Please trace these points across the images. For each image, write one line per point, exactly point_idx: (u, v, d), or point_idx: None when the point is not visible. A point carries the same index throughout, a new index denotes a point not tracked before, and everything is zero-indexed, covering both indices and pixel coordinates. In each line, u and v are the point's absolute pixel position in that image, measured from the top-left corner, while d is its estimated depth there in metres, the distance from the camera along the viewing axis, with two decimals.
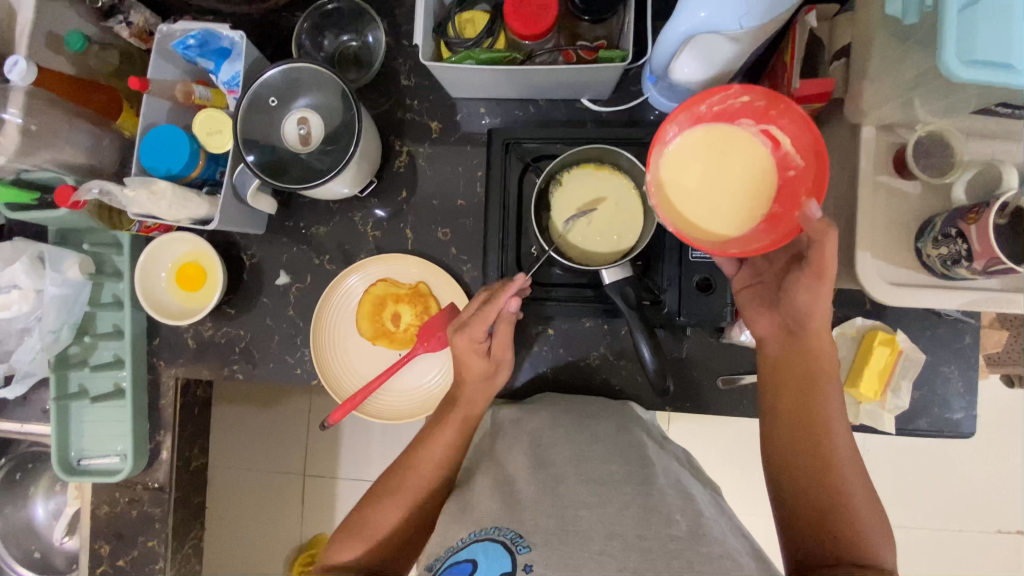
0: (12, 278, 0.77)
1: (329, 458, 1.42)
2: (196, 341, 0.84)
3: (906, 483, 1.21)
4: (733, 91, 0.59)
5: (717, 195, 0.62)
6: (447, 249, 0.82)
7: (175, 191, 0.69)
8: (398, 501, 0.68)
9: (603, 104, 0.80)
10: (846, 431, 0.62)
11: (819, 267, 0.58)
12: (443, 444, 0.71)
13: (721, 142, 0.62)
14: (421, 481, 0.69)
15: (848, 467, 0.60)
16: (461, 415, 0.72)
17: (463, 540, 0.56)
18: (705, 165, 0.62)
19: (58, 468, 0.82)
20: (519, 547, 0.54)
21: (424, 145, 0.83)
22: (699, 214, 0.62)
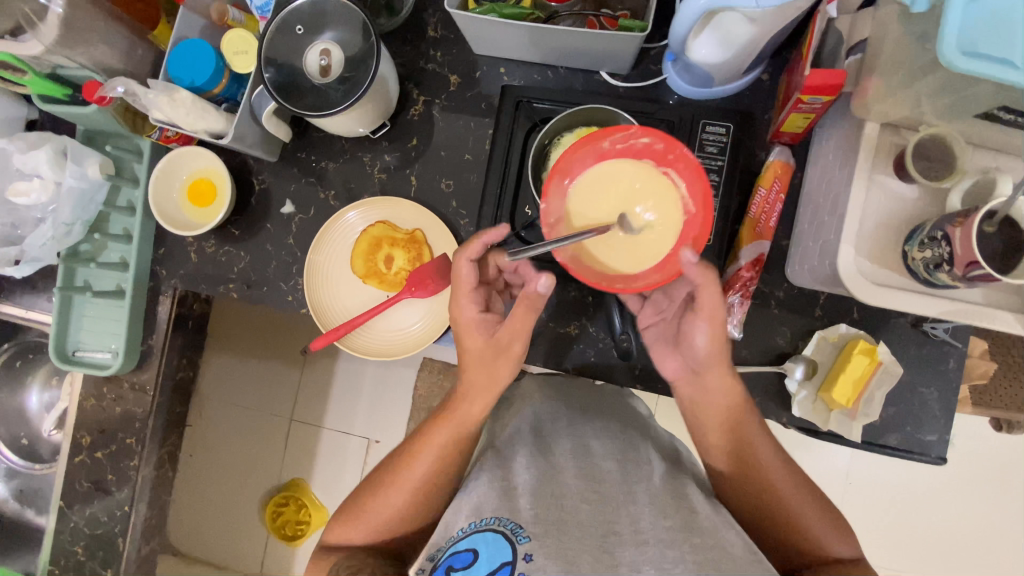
0: (35, 166, 0.81)
1: (318, 405, 1.45)
2: (198, 255, 0.87)
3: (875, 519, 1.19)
4: (633, 132, 0.61)
5: (615, 233, 0.64)
6: (448, 201, 0.84)
7: (194, 102, 0.72)
8: (388, 502, 0.69)
9: (621, 79, 0.80)
10: (778, 457, 0.65)
11: (711, 313, 0.60)
12: (433, 449, 0.68)
13: (625, 179, 0.64)
14: (416, 483, 0.68)
15: (796, 490, 0.64)
16: (455, 421, 0.68)
17: (463, 530, 0.61)
18: (606, 203, 0.64)
19: (54, 354, 0.86)
20: (519, 537, 0.58)
21: (441, 97, 0.84)
22: (597, 249, 0.64)
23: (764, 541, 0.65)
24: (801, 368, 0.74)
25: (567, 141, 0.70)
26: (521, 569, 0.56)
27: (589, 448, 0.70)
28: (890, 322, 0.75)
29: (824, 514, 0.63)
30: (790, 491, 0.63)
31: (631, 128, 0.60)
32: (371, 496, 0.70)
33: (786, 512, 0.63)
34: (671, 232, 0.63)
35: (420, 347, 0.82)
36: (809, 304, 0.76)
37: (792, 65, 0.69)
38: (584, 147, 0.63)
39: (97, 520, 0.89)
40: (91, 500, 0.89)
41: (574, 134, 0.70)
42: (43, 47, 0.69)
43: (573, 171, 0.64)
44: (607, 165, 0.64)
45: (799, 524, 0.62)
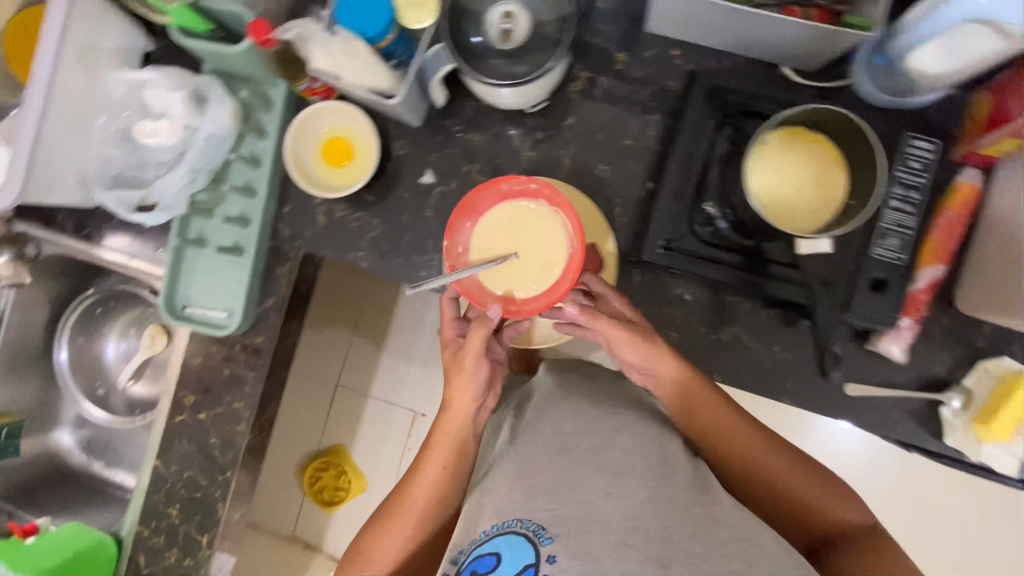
0: (166, 106, 0.74)
1: (363, 373, 1.41)
2: (325, 219, 0.82)
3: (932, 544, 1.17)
4: (523, 180, 0.73)
5: (516, 264, 0.75)
6: (602, 187, 0.79)
7: (368, 55, 0.65)
8: (398, 536, 0.73)
9: (803, 76, 0.76)
10: (756, 432, 0.70)
11: (629, 325, 0.70)
12: (433, 475, 0.74)
13: (523, 219, 0.75)
14: (418, 508, 0.73)
15: (781, 462, 0.68)
16: (449, 440, 0.74)
17: (487, 532, 0.61)
18: (500, 240, 0.75)
19: (164, 309, 0.81)
20: (542, 539, 0.57)
21: (605, 74, 0.78)
22: (501, 277, 0.75)
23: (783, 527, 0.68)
24: (959, 399, 0.73)
25: (768, 140, 0.65)
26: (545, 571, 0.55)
27: (612, 442, 0.67)
28: None
29: (827, 490, 0.67)
30: (784, 467, 0.68)
31: (521, 177, 0.72)
32: (377, 537, 0.74)
33: (791, 488, 0.67)
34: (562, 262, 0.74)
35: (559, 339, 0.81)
36: (970, 334, 0.75)
37: (1009, 85, 0.66)
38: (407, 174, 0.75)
39: (197, 483, 0.86)
40: (191, 462, 0.86)
41: (777, 136, 0.65)
42: None
43: (477, 208, 0.75)
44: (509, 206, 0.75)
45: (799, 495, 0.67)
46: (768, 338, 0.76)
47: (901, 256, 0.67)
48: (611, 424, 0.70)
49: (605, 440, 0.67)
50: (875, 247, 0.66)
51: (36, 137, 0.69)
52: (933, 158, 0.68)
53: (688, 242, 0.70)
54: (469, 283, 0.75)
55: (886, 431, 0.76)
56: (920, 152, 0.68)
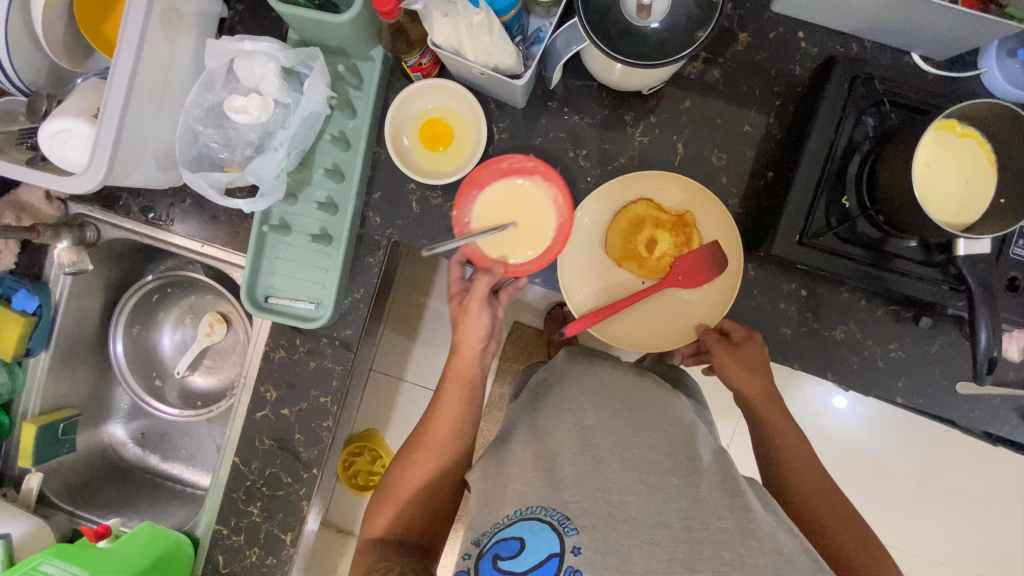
0: (258, 79, 0.67)
1: (401, 357, 1.35)
2: (421, 205, 0.77)
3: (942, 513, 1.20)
4: (522, 157, 0.73)
5: (514, 232, 0.75)
6: (716, 177, 0.76)
7: (500, 33, 0.60)
8: (413, 478, 0.69)
9: (932, 64, 0.73)
10: (810, 452, 0.66)
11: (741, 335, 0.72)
12: (455, 404, 0.72)
13: (526, 195, 0.75)
14: (443, 439, 0.71)
15: (827, 495, 0.62)
16: (464, 373, 0.74)
17: (508, 517, 0.57)
18: (499, 211, 0.75)
19: (248, 301, 0.75)
20: (567, 529, 0.54)
21: (723, 56, 0.74)
22: (498, 246, 0.75)
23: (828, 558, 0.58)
24: None
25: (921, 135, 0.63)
26: (569, 563, 0.52)
27: (634, 439, 0.62)
28: None
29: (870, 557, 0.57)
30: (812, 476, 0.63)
31: (521, 154, 0.72)
32: (403, 467, 0.70)
33: (826, 524, 0.60)
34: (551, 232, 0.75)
35: (679, 343, 0.75)
36: None
37: None
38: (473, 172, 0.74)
39: (279, 481, 0.82)
40: (272, 459, 0.81)
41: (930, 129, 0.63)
42: None
43: (483, 183, 0.74)
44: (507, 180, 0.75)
45: (843, 540, 0.58)
46: (883, 335, 0.75)
47: None
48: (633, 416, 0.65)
49: (627, 435, 0.62)
50: (1016, 247, 0.65)
51: (122, 113, 0.62)
52: None
53: (825, 238, 0.67)
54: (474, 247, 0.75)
55: (994, 428, 0.75)
56: None
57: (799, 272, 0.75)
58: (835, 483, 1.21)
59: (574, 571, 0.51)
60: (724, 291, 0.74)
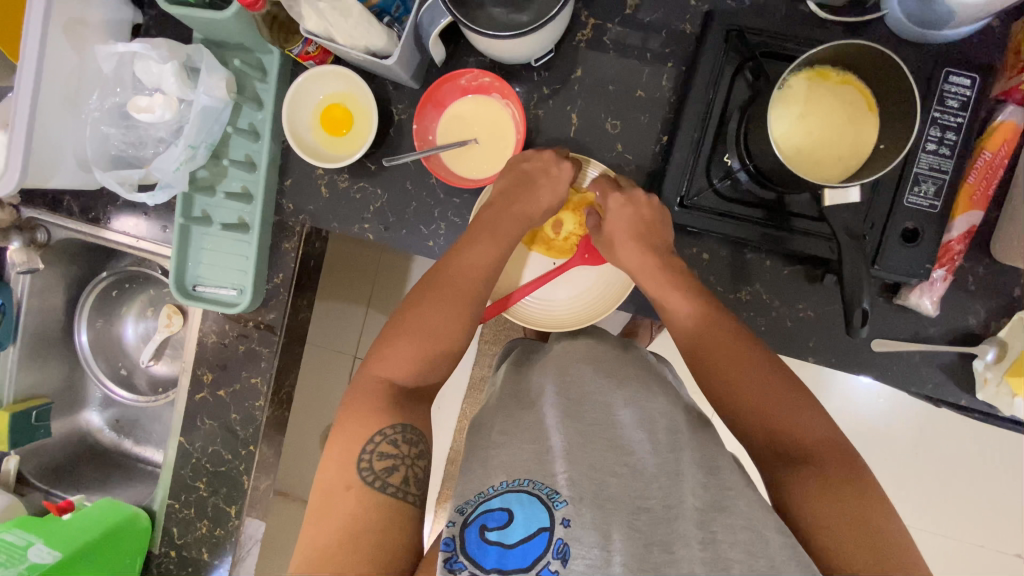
0: (158, 79, 0.71)
1: None
2: (329, 190, 0.80)
3: (906, 475, 1.23)
4: (474, 72, 0.71)
5: (473, 150, 0.74)
6: (612, 145, 0.76)
7: (363, 14, 0.62)
8: (431, 333, 0.63)
9: (830, 12, 0.70)
10: (782, 389, 0.56)
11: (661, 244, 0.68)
12: (494, 255, 0.68)
13: (482, 113, 0.73)
14: (472, 288, 0.66)
15: (793, 407, 0.55)
16: (510, 232, 0.69)
17: (494, 488, 0.52)
18: (458, 130, 0.74)
19: (175, 289, 0.80)
20: (555, 501, 0.51)
21: (614, 21, 0.74)
22: (460, 162, 0.74)
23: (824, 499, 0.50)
24: (994, 351, 0.69)
25: (794, 83, 0.60)
26: (559, 535, 0.49)
27: (617, 417, 0.59)
28: None
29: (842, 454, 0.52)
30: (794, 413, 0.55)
31: (473, 70, 0.70)
32: (427, 306, 0.64)
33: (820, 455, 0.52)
34: (509, 147, 0.73)
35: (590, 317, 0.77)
36: (1009, 284, 0.71)
37: None
38: (430, 100, 0.72)
39: (221, 457, 0.87)
40: (214, 437, 0.87)
41: (803, 78, 0.60)
42: None
43: (442, 100, 0.73)
44: (466, 99, 0.73)
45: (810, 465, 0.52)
46: (791, 294, 0.73)
47: (936, 202, 0.63)
48: (620, 388, 0.63)
49: (609, 410, 0.60)
50: (908, 196, 0.62)
51: (30, 117, 0.67)
52: (971, 95, 0.62)
53: (705, 199, 0.67)
54: (437, 164, 0.74)
55: (915, 387, 0.73)
56: (956, 89, 0.62)
57: (702, 236, 0.74)
58: None
59: (563, 544, 0.48)
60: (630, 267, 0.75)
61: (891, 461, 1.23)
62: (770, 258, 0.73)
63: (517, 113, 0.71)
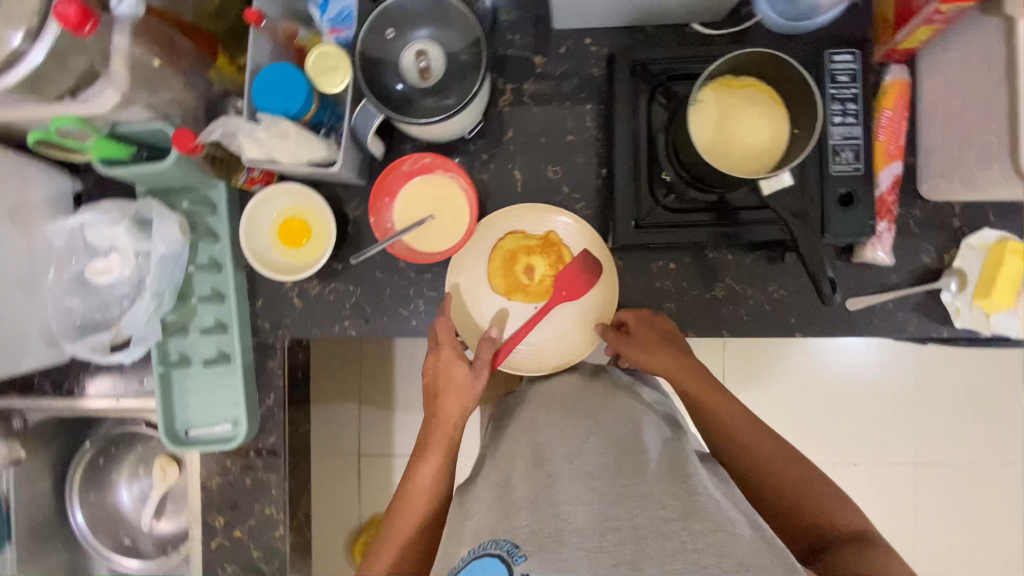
0: (113, 239, 0.73)
1: (387, 434, 1.34)
2: (302, 299, 0.81)
3: (913, 419, 1.25)
4: (413, 156, 0.75)
5: (432, 225, 0.76)
6: (559, 189, 0.80)
7: (300, 132, 0.65)
8: (396, 546, 0.66)
9: (714, 28, 0.78)
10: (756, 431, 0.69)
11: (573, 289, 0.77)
12: (434, 468, 0.70)
13: (431, 189, 0.76)
14: (424, 487, 0.69)
15: (761, 445, 0.68)
16: (442, 440, 0.71)
17: (462, 558, 0.49)
18: (413, 209, 0.76)
19: (167, 439, 0.78)
20: (516, 557, 0.47)
21: (528, 81, 0.80)
22: (421, 239, 0.76)
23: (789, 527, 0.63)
24: (955, 281, 0.75)
25: (704, 97, 0.66)
26: None
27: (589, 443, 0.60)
28: None
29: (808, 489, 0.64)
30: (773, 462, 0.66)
31: (413, 155, 0.74)
32: (403, 482, 0.70)
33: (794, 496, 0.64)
34: (466, 213, 0.75)
35: (582, 350, 0.78)
36: (946, 217, 0.76)
37: None
38: (379, 191, 0.75)
39: None
40: None
41: (710, 91, 0.66)
42: (120, 95, 0.62)
43: (393, 189, 0.76)
44: (412, 181, 0.76)
45: (787, 485, 0.65)
46: (760, 279, 0.77)
47: (858, 165, 0.69)
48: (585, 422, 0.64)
49: (578, 443, 0.60)
50: (832, 166, 0.68)
51: None
52: (857, 67, 0.69)
53: (656, 216, 0.71)
54: (401, 247, 0.76)
55: (898, 333, 0.77)
56: (844, 65, 0.69)
57: (665, 249, 0.78)
58: (842, 411, 1.27)
59: None
60: (608, 294, 0.78)
61: (893, 408, 1.26)
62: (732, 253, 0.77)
63: (464, 181, 0.75)
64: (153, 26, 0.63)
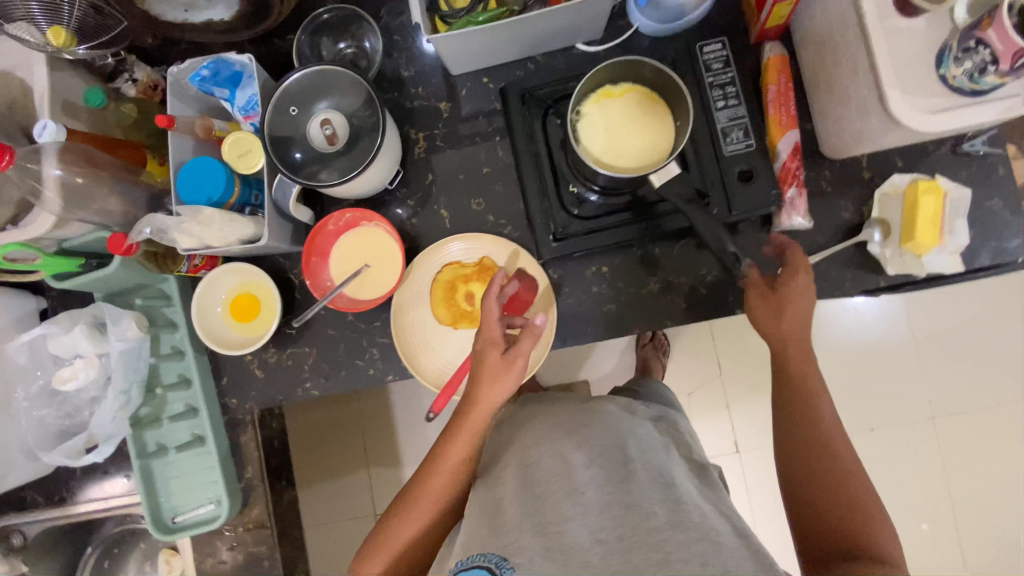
0: (74, 347, 0.77)
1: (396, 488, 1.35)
2: (262, 369, 0.84)
3: (926, 365, 1.37)
4: (337, 214, 0.79)
5: (368, 274, 0.80)
6: (485, 218, 0.84)
7: (222, 215, 0.70)
8: (417, 520, 0.69)
9: (597, 44, 0.83)
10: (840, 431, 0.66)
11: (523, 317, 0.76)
12: (456, 459, 0.69)
13: (360, 241, 0.80)
14: (446, 480, 0.69)
15: (837, 447, 0.65)
16: (473, 431, 0.68)
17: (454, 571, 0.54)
18: (346, 263, 0.80)
19: (154, 529, 0.80)
20: (505, 569, 0.52)
21: (438, 126, 0.85)
22: (361, 290, 0.80)
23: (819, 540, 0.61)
24: (878, 230, 0.76)
25: (588, 110, 0.71)
26: None
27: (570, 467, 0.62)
28: (932, 156, 0.78)
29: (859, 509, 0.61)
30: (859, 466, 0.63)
31: (339, 213, 0.79)
32: (429, 474, 0.70)
33: (850, 511, 0.61)
34: (397, 256, 0.79)
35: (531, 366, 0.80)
36: (856, 172, 0.78)
37: None
38: (311, 251, 0.79)
39: None
40: None
41: (592, 103, 0.71)
42: (55, 216, 0.68)
43: (325, 249, 0.80)
44: (343, 237, 0.80)
45: (848, 500, 0.62)
46: (691, 264, 0.79)
47: (749, 142, 0.73)
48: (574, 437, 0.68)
49: (562, 460, 0.64)
50: (725, 147, 0.72)
51: None
52: (728, 53, 0.74)
53: (574, 227, 0.75)
54: (343, 301, 0.79)
55: (836, 292, 0.78)
56: (715, 53, 0.74)
57: (596, 255, 0.80)
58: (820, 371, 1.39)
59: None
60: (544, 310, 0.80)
61: (888, 360, 1.38)
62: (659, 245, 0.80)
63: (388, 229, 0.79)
64: (74, 148, 0.69)
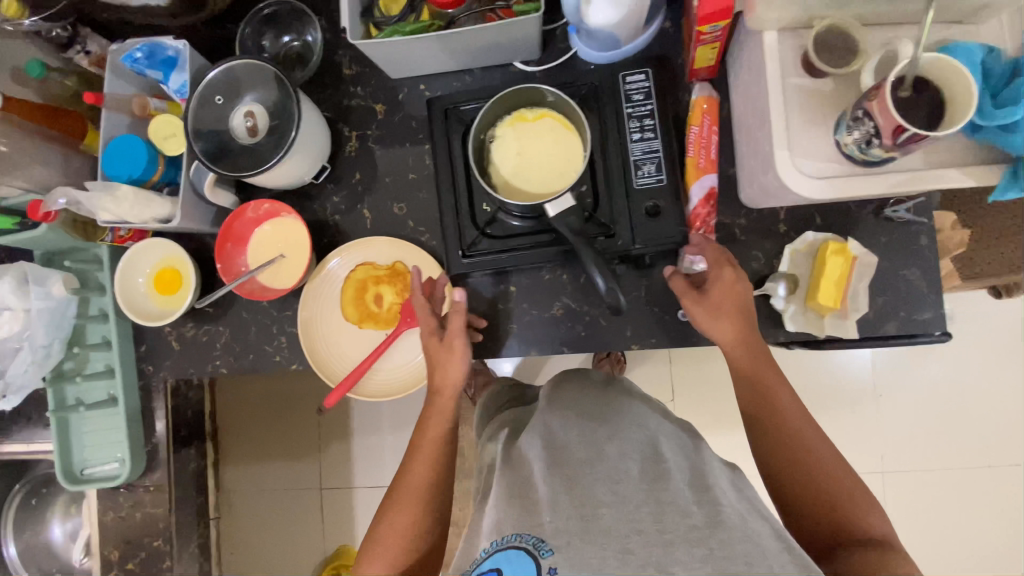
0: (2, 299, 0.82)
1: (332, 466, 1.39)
2: (178, 341, 0.87)
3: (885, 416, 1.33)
4: (257, 202, 0.82)
5: (282, 264, 0.82)
6: (405, 223, 0.85)
7: (137, 194, 0.74)
8: (404, 527, 0.67)
9: (535, 64, 0.83)
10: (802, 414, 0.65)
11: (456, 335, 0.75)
12: (423, 465, 0.70)
13: (277, 231, 0.83)
14: (423, 475, 0.70)
15: (807, 433, 0.64)
16: (433, 437, 0.71)
17: (485, 550, 0.55)
18: (260, 251, 0.82)
19: (61, 477, 0.85)
20: (542, 551, 0.52)
21: (372, 127, 0.86)
22: (273, 278, 0.82)
23: (807, 528, 0.61)
24: (782, 285, 0.75)
25: (500, 133, 0.72)
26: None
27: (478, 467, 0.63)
28: (854, 217, 0.76)
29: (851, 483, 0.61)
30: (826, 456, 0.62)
31: (259, 202, 0.81)
32: (404, 473, 0.71)
33: (833, 498, 0.60)
34: (308, 249, 0.82)
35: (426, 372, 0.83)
36: (772, 224, 0.77)
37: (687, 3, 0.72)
38: (226, 235, 0.82)
39: None
40: None
41: (504, 128, 0.72)
42: None
43: (242, 235, 0.83)
44: (262, 225, 0.83)
45: (835, 483, 0.61)
46: (596, 295, 0.80)
47: (660, 177, 0.72)
48: (594, 426, 0.67)
49: (597, 449, 0.63)
50: (634, 181, 0.72)
51: None
52: (650, 85, 0.73)
53: (480, 244, 0.76)
54: (255, 286, 0.82)
55: None
56: (637, 85, 0.74)
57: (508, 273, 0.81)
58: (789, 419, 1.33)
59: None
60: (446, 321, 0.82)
61: (847, 408, 1.34)
62: (567, 271, 0.80)
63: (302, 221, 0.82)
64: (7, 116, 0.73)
